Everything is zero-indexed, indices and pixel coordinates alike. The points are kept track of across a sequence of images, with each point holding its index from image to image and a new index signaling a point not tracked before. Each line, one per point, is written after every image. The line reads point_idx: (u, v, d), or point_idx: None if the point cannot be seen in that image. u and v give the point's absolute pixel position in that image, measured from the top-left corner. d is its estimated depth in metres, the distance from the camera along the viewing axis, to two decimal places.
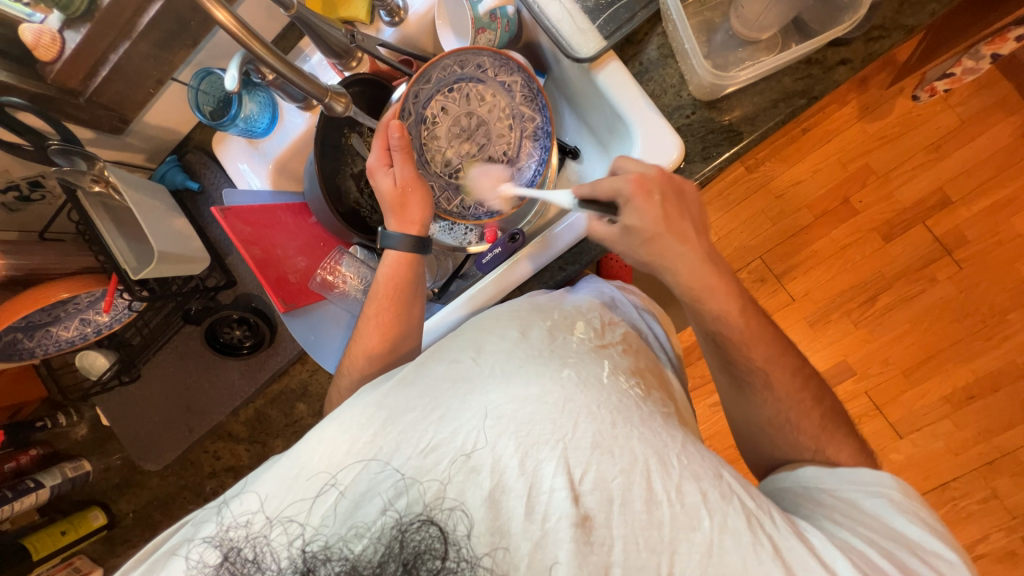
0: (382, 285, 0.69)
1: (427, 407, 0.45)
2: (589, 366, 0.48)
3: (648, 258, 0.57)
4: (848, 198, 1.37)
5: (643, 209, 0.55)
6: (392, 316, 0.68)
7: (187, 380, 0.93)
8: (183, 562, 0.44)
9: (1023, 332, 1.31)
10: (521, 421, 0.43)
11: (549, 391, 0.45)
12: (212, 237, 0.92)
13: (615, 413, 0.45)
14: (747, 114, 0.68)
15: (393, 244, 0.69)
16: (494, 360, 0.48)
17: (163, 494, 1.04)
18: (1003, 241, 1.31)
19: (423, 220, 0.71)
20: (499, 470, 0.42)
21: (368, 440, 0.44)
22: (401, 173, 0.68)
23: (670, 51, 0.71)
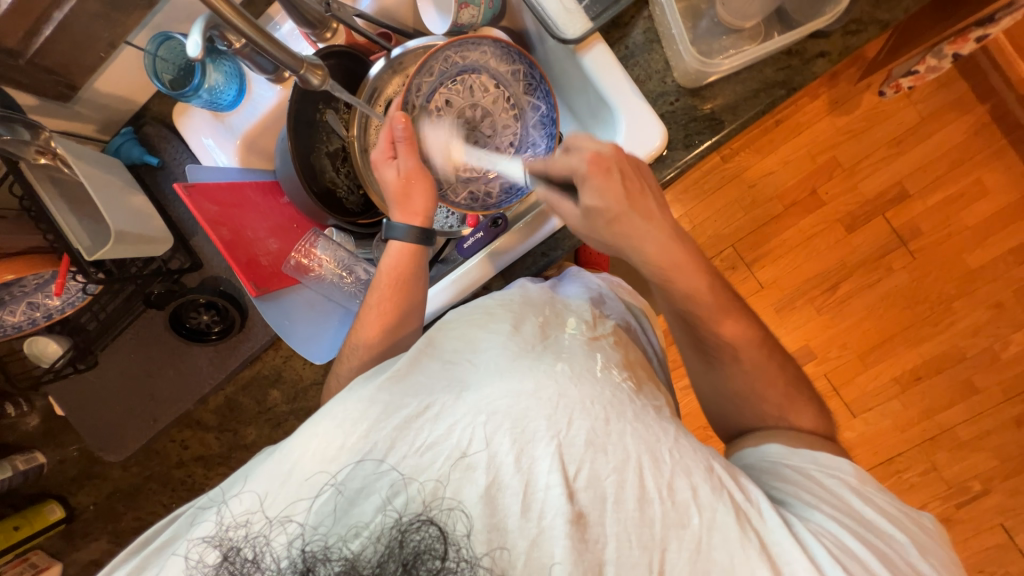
0: (386, 273, 0.68)
1: (422, 404, 0.44)
2: (580, 360, 0.49)
3: (612, 240, 0.57)
4: (816, 190, 1.42)
5: (602, 188, 0.53)
6: (393, 305, 0.66)
7: (150, 367, 0.89)
8: (183, 561, 0.43)
9: (967, 319, 1.41)
10: (517, 417, 0.43)
11: (544, 386, 0.45)
12: (174, 215, 0.86)
13: (608, 409, 0.45)
14: (728, 102, 0.69)
15: (398, 234, 0.68)
16: (489, 358, 0.48)
17: (128, 484, 1.00)
18: (953, 233, 1.39)
19: (427, 210, 0.69)
20: (495, 467, 0.42)
21: (363, 435, 0.43)
22: (405, 163, 0.68)
23: (656, 36, 0.71)
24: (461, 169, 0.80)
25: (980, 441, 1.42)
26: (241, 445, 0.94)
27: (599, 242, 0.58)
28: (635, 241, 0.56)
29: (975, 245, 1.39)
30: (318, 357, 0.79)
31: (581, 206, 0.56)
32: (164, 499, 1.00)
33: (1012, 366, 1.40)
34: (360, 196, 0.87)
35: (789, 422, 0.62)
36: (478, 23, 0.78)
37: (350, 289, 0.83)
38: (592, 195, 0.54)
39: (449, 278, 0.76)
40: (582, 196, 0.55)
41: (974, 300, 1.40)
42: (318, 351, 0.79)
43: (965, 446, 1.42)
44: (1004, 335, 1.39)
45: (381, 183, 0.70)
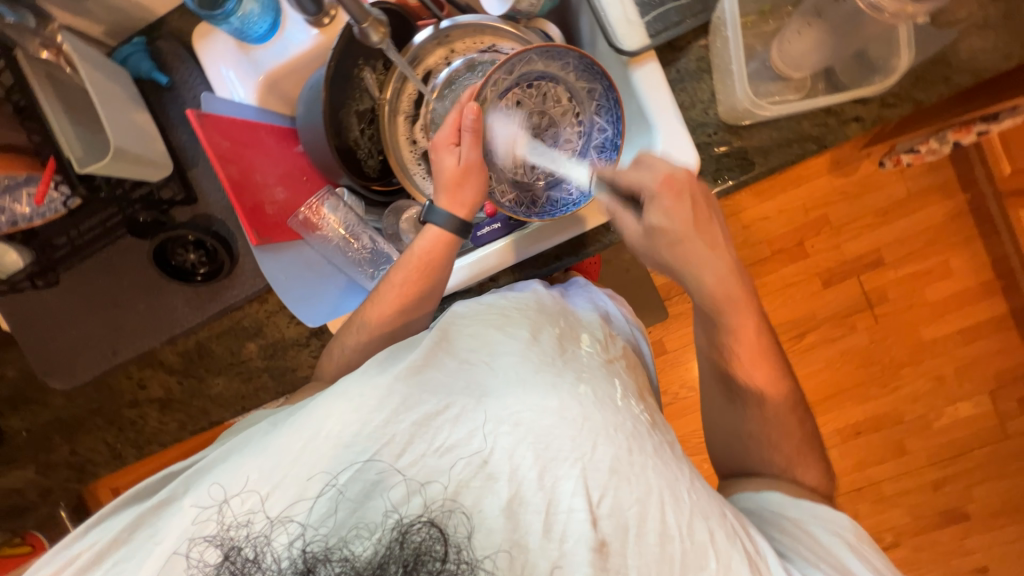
0: (416, 256, 0.67)
1: (443, 404, 0.46)
2: (602, 385, 0.49)
3: (673, 259, 0.60)
4: (804, 242, 1.49)
5: (671, 208, 0.58)
6: (417, 288, 0.67)
7: (117, 297, 0.83)
8: (184, 560, 0.45)
9: (910, 386, 1.52)
10: (540, 433, 0.45)
11: (568, 407, 0.46)
12: (174, 142, 0.81)
13: (631, 440, 0.46)
14: (762, 145, 0.70)
15: (437, 220, 0.68)
16: (507, 366, 0.49)
17: (68, 416, 0.93)
18: (915, 306, 1.49)
19: (474, 203, 0.70)
20: (516, 481, 0.44)
21: (381, 425, 0.45)
22: (467, 154, 0.68)
23: (707, 66, 0.72)
24: (516, 173, 0.76)
25: (901, 498, 1.53)
26: (206, 394, 0.89)
27: (652, 260, 0.63)
28: (690, 268, 0.60)
29: (930, 320, 1.49)
30: (311, 319, 0.74)
31: (647, 224, 0.60)
32: (108, 438, 0.93)
33: (943, 435, 1.51)
34: (379, 162, 0.83)
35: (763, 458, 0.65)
36: (534, 13, 0.77)
37: (354, 255, 0.80)
38: (659, 214, 0.59)
39: (464, 262, 0.75)
40: (649, 212, 0.60)
41: (921, 369, 1.51)
42: (313, 314, 0.75)
43: (887, 501, 1.53)
44: (940, 406, 1.50)
45: (437, 167, 0.69)
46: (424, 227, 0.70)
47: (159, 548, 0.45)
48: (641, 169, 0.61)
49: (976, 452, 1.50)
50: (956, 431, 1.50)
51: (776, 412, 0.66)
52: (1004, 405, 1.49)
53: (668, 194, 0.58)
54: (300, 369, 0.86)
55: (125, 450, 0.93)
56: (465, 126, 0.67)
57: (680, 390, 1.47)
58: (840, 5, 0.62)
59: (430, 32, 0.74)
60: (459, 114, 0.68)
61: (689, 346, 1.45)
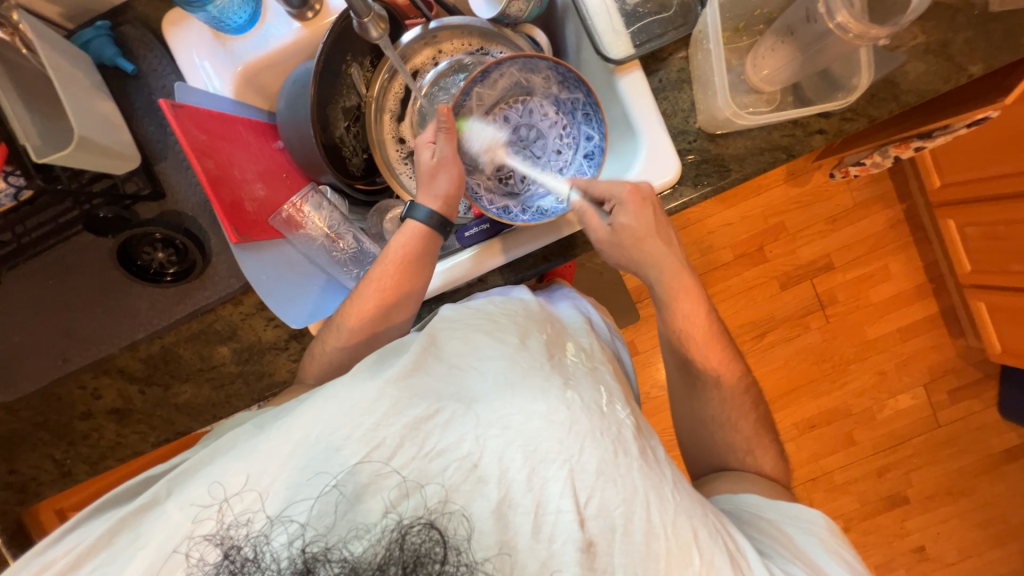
0: (392, 253, 0.66)
1: (434, 410, 0.45)
2: (589, 391, 0.50)
3: (635, 256, 0.67)
4: (764, 247, 1.59)
5: (635, 213, 0.65)
6: (394, 286, 0.66)
7: (71, 299, 0.77)
8: (182, 559, 0.42)
9: (857, 381, 1.64)
10: (529, 437, 0.44)
11: (556, 411, 0.46)
12: (140, 134, 0.76)
13: (615, 443, 0.47)
14: (738, 153, 0.75)
15: (418, 216, 0.68)
16: (494, 370, 0.49)
17: (7, 432, 0.83)
18: (861, 307, 1.62)
19: (449, 196, 0.69)
20: (506, 483, 0.43)
21: (372, 428, 0.44)
22: (443, 150, 0.69)
23: (688, 77, 0.75)
24: (503, 182, 0.78)
25: (851, 486, 1.64)
26: (171, 403, 0.83)
27: (620, 257, 0.68)
28: (647, 262, 0.67)
29: (874, 319, 1.62)
30: (294, 320, 0.72)
31: (614, 224, 0.66)
32: (55, 454, 0.84)
33: (884, 426, 1.64)
34: (364, 161, 0.82)
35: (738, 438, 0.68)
36: (522, 19, 0.76)
37: (339, 257, 0.78)
38: (623, 216, 0.65)
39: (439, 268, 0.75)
40: (617, 217, 0.66)
41: (866, 365, 1.64)
42: (296, 315, 0.72)
43: (838, 488, 1.64)
44: (882, 399, 1.64)
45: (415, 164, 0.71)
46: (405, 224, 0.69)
47: (141, 555, 0.42)
48: (611, 180, 0.67)
49: (913, 440, 1.64)
50: (897, 422, 1.64)
51: (747, 400, 0.71)
52: (936, 396, 1.63)
53: (634, 203, 0.64)
54: (278, 375, 0.81)
55: (75, 467, 0.85)
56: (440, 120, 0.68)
57: (653, 390, 1.51)
58: (811, 24, 0.66)
59: (415, 35, 0.74)
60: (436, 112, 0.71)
61: None
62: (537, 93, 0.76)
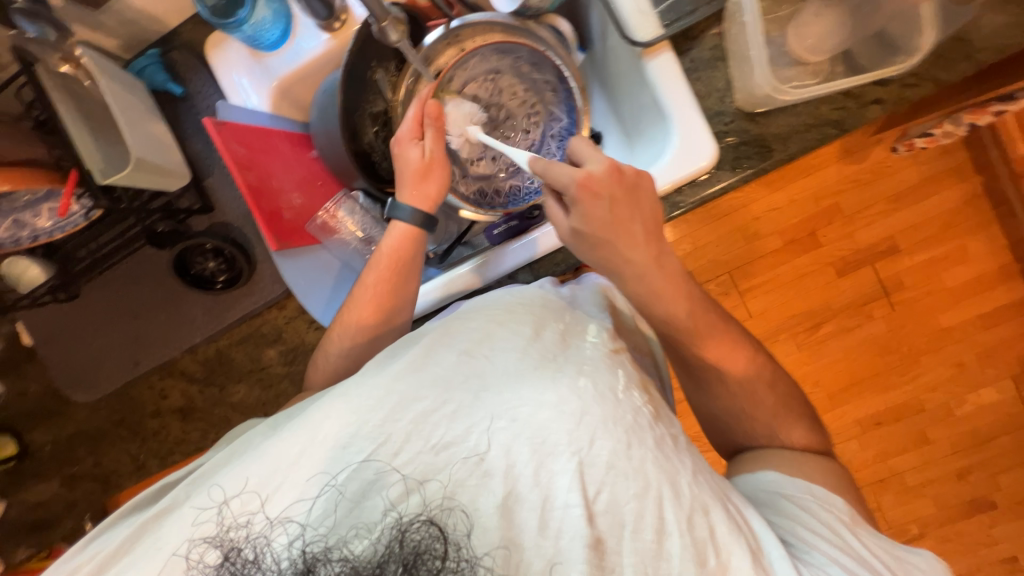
0: (385, 255, 0.68)
1: (439, 401, 0.44)
2: (604, 376, 0.45)
3: (598, 260, 0.61)
4: (815, 232, 1.48)
5: (590, 214, 0.57)
6: (389, 288, 0.67)
7: (138, 308, 0.85)
8: (183, 561, 0.44)
9: (930, 374, 1.49)
10: (537, 429, 0.42)
11: (567, 400, 0.43)
12: (191, 152, 0.82)
13: (630, 434, 0.43)
14: (781, 131, 0.69)
15: (402, 216, 0.69)
16: (507, 360, 0.45)
17: (93, 428, 0.93)
18: (932, 292, 1.47)
19: (437, 196, 0.71)
20: (512, 478, 0.42)
21: (378, 424, 0.43)
22: (432, 149, 0.70)
23: (722, 55, 0.71)
24: (476, 164, 0.79)
25: (925, 488, 1.50)
26: (227, 401, 0.89)
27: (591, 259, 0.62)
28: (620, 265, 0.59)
29: (948, 306, 1.47)
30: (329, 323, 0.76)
31: (572, 224, 0.60)
32: (132, 449, 0.93)
33: (965, 423, 1.48)
34: None
35: (786, 433, 0.64)
36: (544, 8, 0.77)
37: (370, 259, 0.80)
38: (578, 217, 0.58)
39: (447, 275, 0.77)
40: (572, 216, 0.59)
41: (940, 357, 1.48)
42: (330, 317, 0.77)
43: (911, 491, 1.50)
44: (961, 394, 1.48)
45: (399, 159, 0.70)
46: (390, 224, 0.71)
47: (157, 553, 0.45)
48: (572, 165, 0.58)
49: (999, 439, 1.47)
50: (979, 419, 1.47)
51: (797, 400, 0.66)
52: None
53: (586, 206, 0.57)
54: None
55: (147, 461, 0.93)
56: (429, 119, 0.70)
57: None
58: None
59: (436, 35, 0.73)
60: (419, 108, 0.71)
61: None
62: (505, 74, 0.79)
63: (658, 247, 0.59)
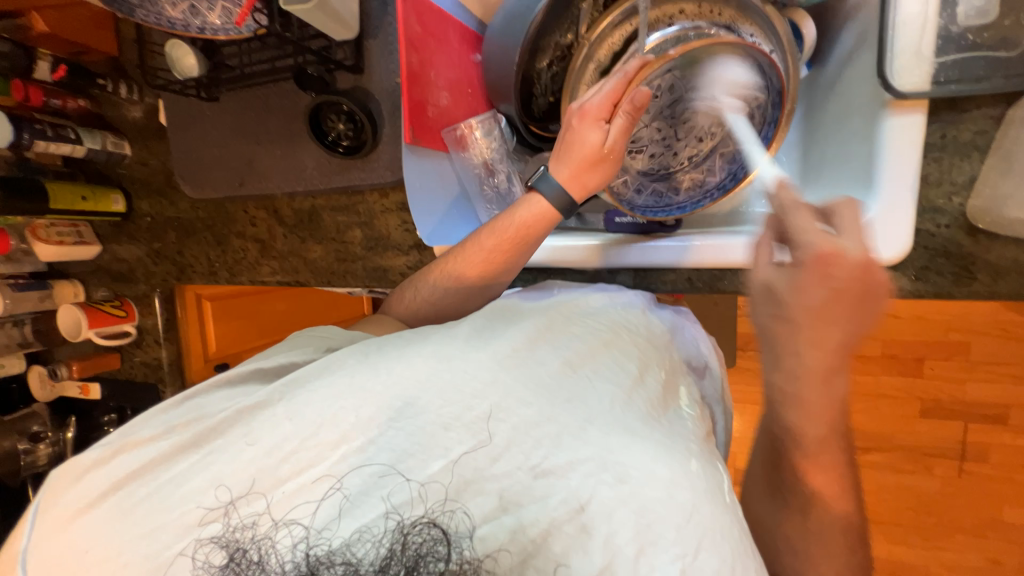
0: (513, 226, 0.62)
1: (545, 416, 0.43)
2: (712, 469, 0.45)
3: (766, 331, 0.48)
4: (927, 362, 1.30)
5: (806, 286, 0.44)
6: (502, 258, 0.63)
7: (261, 135, 0.88)
8: (189, 561, 0.42)
9: (961, 556, 1.35)
10: (644, 508, 0.40)
11: (678, 481, 0.42)
12: (364, 6, 0.79)
13: (736, 554, 0.41)
14: (998, 262, 0.57)
15: (545, 188, 0.62)
16: (606, 399, 0.45)
17: (187, 220, 1.00)
18: (1015, 481, 1.30)
19: (592, 189, 0.63)
20: (611, 550, 0.40)
21: (480, 416, 0.43)
22: (614, 141, 0.60)
23: (984, 144, 0.57)
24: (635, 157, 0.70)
25: None
26: (302, 256, 0.92)
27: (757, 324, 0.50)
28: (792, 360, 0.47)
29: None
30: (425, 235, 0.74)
31: (782, 268, 0.46)
32: (211, 255, 1.00)
33: None
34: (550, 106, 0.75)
35: None
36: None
37: (485, 188, 0.77)
38: (786, 277, 0.45)
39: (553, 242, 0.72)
40: (784, 270, 0.46)
41: (981, 544, 1.34)
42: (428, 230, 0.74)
43: None
44: None
45: (575, 138, 0.60)
46: (528, 193, 0.64)
47: (187, 487, 0.44)
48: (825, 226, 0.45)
49: None
50: None
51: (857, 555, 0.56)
52: None
53: (813, 274, 0.43)
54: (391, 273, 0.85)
55: (220, 271, 1.00)
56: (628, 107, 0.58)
57: None
58: None
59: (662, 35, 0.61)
60: (617, 87, 0.59)
61: (743, 407, 1.35)
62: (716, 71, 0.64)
63: (841, 363, 0.46)
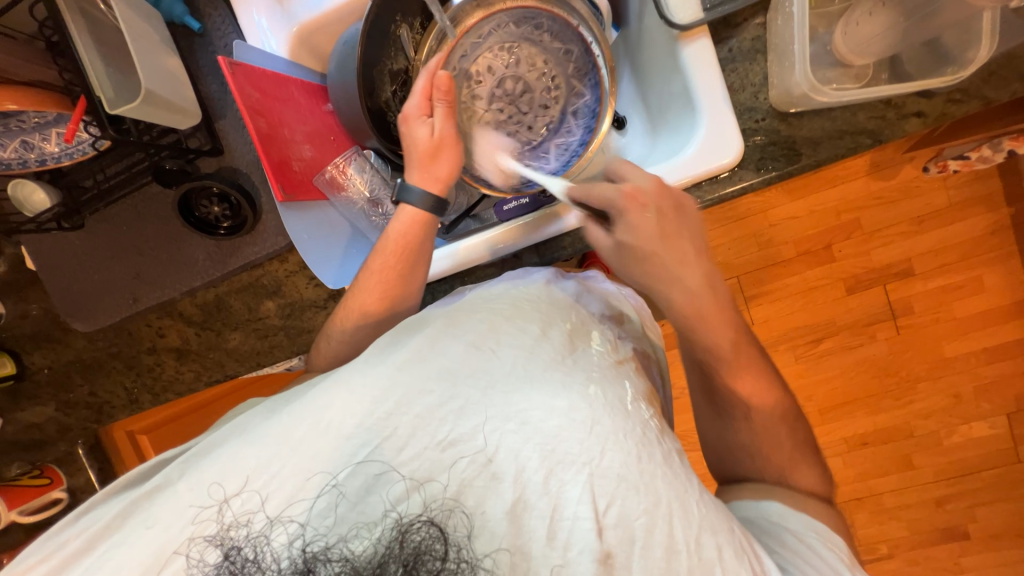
0: (393, 240, 0.66)
1: (446, 397, 0.44)
2: (612, 387, 0.47)
3: (645, 279, 0.59)
4: (831, 245, 1.44)
5: (635, 223, 0.57)
6: (396, 275, 0.65)
7: (141, 245, 0.85)
8: (183, 560, 0.44)
9: (926, 401, 1.48)
10: (547, 436, 0.43)
11: (576, 408, 0.44)
12: (204, 92, 0.80)
13: (639, 447, 0.44)
14: (812, 135, 0.67)
15: (411, 198, 0.67)
16: (515, 358, 0.46)
17: (90, 358, 0.93)
18: (940, 320, 1.45)
19: (448, 178, 0.68)
20: (521, 483, 0.43)
21: (384, 415, 0.44)
22: (441, 126, 0.67)
23: (762, 47, 0.68)
24: (492, 140, 0.79)
25: (901, 511, 1.51)
26: (222, 347, 0.88)
27: (636, 280, 0.60)
28: (674, 284, 0.58)
29: (955, 336, 1.45)
30: (328, 278, 0.75)
31: (615, 237, 0.60)
32: (126, 383, 0.93)
33: (952, 453, 1.48)
34: None
35: (778, 451, 0.62)
36: None
37: (376, 220, 0.80)
38: (626, 229, 0.57)
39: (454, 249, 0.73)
40: (617, 228, 0.58)
41: (937, 386, 1.47)
42: (329, 272, 0.75)
43: (886, 512, 1.52)
44: (952, 424, 1.47)
45: (408, 137, 0.68)
46: (399, 208, 0.69)
47: (152, 532, 0.45)
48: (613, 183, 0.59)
49: (984, 473, 1.47)
50: (967, 451, 1.47)
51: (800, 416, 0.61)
52: (1019, 428, 1.45)
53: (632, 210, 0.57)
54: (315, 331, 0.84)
55: (141, 396, 0.93)
56: (440, 96, 0.66)
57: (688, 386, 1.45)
58: None
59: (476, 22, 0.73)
60: (428, 81, 0.67)
61: None
62: (524, 44, 0.76)
63: (707, 264, 0.59)
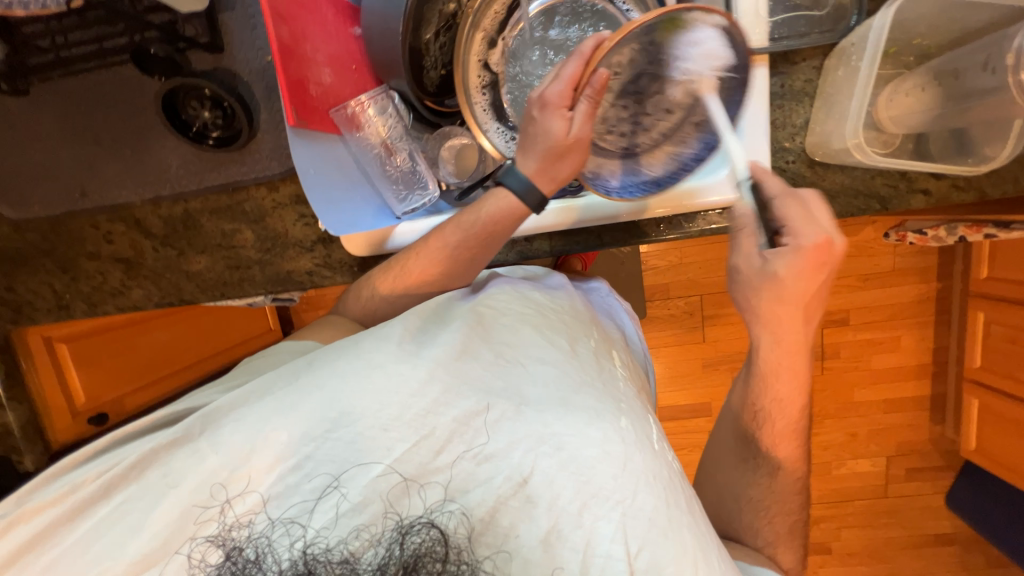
0: (479, 219, 0.61)
1: (484, 404, 0.46)
2: (640, 424, 0.49)
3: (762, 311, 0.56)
4: None
5: (802, 272, 0.51)
6: (468, 253, 0.62)
7: (101, 134, 0.73)
8: (184, 560, 0.43)
9: (828, 435, 1.67)
10: (583, 466, 0.44)
11: (611, 443, 0.45)
12: None
13: (668, 491, 0.46)
14: (832, 188, 0.70)
15: (514, 184, 0.60)
16: (547, 377, 0.49)
17: (10, 250, 0.80)
18: (859, 368, 1.62)
19: (564, 180, 0.61)
20: (556, 510, 0.43)
21: (421, 413, 0.45)
22: (581, 129, 0.55)
23: (812, 91, 0.69)
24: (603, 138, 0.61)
25: None
26: (182, 270, 0.79)
27: (744, 301, 0.56)
28: (768, 325, 0.56)
29: (866, 384, 1.63)
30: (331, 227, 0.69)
31: (766, 267, 0.53)
32: (54, 287, 0.81)
33: (837, 482, 1.69)
34: (439, 77, 0.72)
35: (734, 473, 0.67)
36: None
37: (387, 171, 0.74)
38: (785, 267, 0.51)
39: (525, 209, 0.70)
40: (772, 261, 0.52)
41: (842, 424, 1.66)
42: (335, 222, 0.69)
43: None
44: (844, 458, 1.68)
45: (538, 129, 0.56)
46: (495, 187, 0.62)
47: (176, 493, 0.44)
48: (807, 215, 0.51)
49: (857, 502, 1.70)
50: (850, 482, 1.69)
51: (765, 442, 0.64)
52: (894, 470, 1.68)
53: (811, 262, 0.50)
54: (296, 274, 0.78)
55: (73, 304, 0.82)
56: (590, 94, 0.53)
57: None
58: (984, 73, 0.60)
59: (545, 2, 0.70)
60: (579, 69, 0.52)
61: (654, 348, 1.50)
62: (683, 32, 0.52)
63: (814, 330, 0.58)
